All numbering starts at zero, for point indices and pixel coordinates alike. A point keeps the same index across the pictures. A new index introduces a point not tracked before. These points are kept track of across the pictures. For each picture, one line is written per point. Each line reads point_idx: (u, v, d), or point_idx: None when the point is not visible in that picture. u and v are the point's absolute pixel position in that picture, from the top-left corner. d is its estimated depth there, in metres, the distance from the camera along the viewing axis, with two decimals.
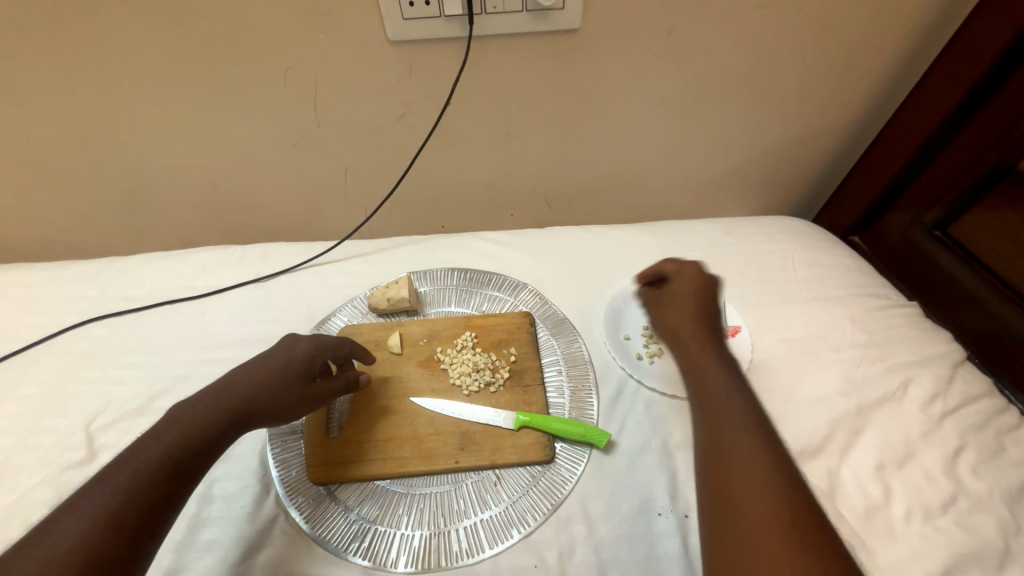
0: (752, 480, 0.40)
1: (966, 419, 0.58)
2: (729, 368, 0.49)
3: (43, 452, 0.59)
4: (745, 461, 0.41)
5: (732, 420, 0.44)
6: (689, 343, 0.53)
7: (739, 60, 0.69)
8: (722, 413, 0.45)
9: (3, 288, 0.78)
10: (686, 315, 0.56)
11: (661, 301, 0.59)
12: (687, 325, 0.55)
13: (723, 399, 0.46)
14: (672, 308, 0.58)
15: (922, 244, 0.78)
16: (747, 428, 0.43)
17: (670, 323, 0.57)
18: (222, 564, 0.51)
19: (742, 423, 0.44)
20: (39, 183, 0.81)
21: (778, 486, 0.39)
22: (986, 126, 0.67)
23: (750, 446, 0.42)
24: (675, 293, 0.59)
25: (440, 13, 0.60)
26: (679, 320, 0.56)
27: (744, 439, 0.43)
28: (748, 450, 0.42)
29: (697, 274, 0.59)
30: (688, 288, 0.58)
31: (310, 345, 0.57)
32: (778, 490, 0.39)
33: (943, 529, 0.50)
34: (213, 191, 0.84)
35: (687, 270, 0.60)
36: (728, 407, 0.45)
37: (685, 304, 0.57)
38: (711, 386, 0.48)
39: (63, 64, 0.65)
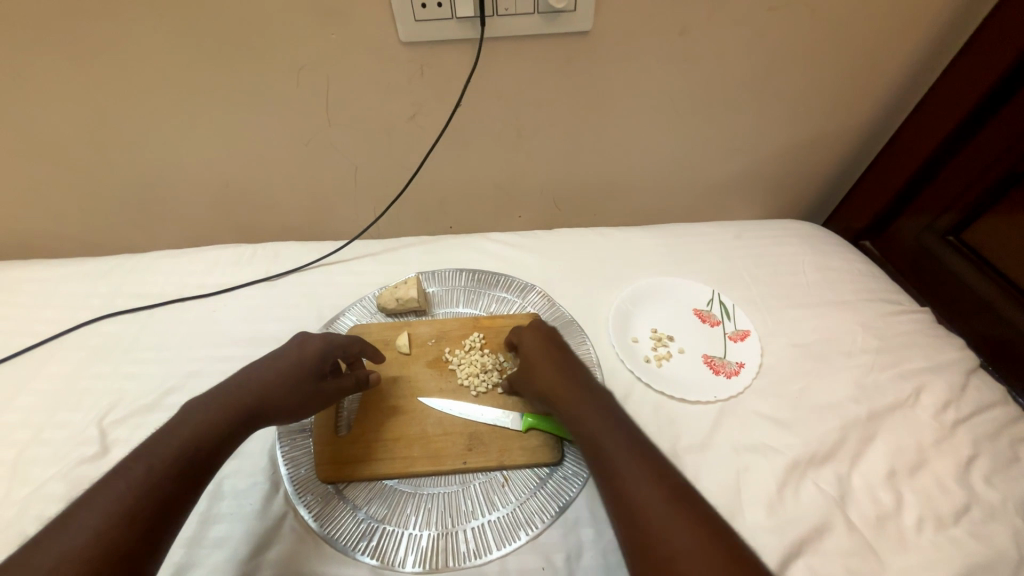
0: (662, 521, 0.42)
1: (979, 428, 0.58)
2: (605, 411, 0.51)
3: (57, 446, 0.60)
4: (651, 504, 0.43)
5: (628, 467, 0.46)
6: (562, 397, 0.54)
7: (751, 62, 0.69)
8: (614, 463, 0.47)
9: (19, 284, 0.80)
10: (547, 371, 0.57)
11: (526, 362, 0.59)
12: (553, 380, 0.56)
13: (610, 446, 0.48)
14: (533, 365, 0.58)
15: (934, 248, 0.77)
16: (642, 470, 0.45)
17: (535, 381, 0.57)
18: (232, 560, 0.51)
19: (636, 466, 0.46)
20: (55, 180, 0.82)
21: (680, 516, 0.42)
22: (995, 135, 0.67)
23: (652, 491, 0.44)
24: (529, 349, 0.60)
25: (452, 15, 0.61)
26: (542, 376, 0.57)
27: (642, 484, 0.44)
28: (649, 495, 0.43)
29: (537, 332, 0.62)
30: (540, 344, 0.60)
31: (321, 343, 0.57)
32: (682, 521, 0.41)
33: (956, 538, 0.50)
34: (225, 190, 0.85)
35: (524, 336, 0.62)
36: (618, 453, 0.47)
37: (541, 359, 0.58)
38: (595, 435, 0.49)
39: (81, 63, 0.65)
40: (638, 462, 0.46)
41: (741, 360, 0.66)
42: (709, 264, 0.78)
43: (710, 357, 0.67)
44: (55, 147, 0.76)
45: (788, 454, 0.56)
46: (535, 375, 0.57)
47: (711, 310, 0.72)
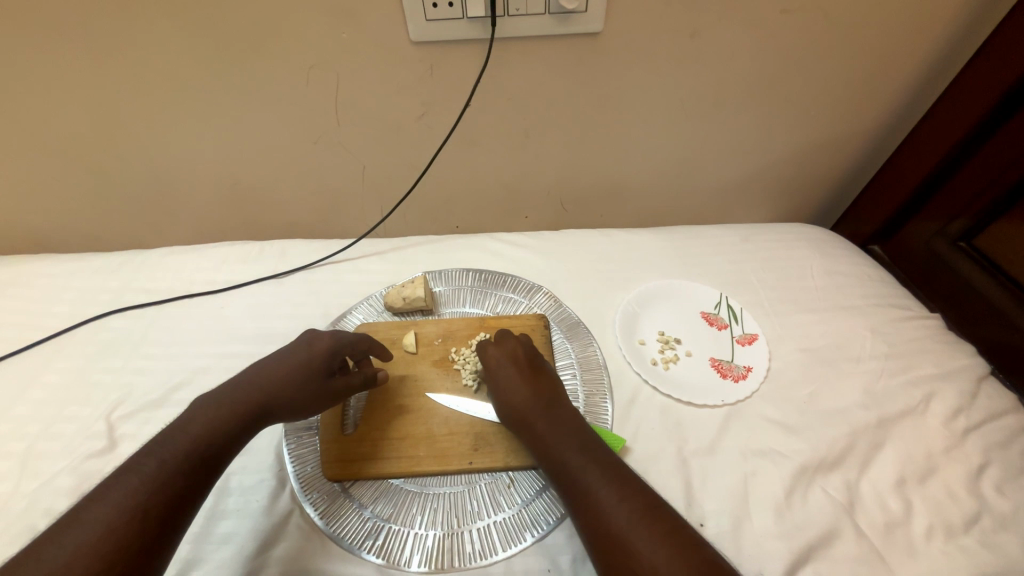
0: (644, 554, 0.42)
1: (990, 436, 0.57)
2: (577, 439, 0.52)
3: (66, 440, 0.60)
4: (631, 536, 0.43)
5: (604, 494, 0.46)
6: (531, 422, 0.54)
7: (763, 65, 0.68)
8: (591, 494, 0.47)
9: (30, 278, 0.80)
10: (516, 389, 0.57)
11: (494, 380, 0.59)
12: (523, 401, 0.55)
13: (584, 476, 0.48)
14: (502, 384, 0.58)
15: (944, 254, 0.77)
16: (619, 498, 0.46)
17: (503, 400, 0.57)
18: (238, 556, 0.51)
19: (614, 496, 0.46)
20: (66, 175, 0.82)
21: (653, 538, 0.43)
22: (998, 152, 0.68)
23: (632, 525, 0.44)
24: (497, 366, 0.60)
25: (463, 15, 0.61)
26: (511, 398, 0.56)
27: (621, 515, 0.44)
28: (628, 525, 0.44)
29: (508, 345, 0.61)
30: (510, 361, 0.60)
31: (330, 341, 0.57)
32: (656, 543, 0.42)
33: (966, 548, 0.49)
34: (233, 187, 0.85)
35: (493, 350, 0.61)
36: (593, 484, 0.47)
37: (510, 378, 0.58)
38: (569, 463, 0.50)
39: (94, 60, 0.66)
40: (613, 491, 0.46)
41: (748, 364, 0.66)
42: (717, 268, 0.78)
43: (717, 360, 0.67)
44: (67, 143, 0.77)
45: (796, 460, 0.56)
46: (505, 394, 0.57)
47: (719, 313, 0.72)
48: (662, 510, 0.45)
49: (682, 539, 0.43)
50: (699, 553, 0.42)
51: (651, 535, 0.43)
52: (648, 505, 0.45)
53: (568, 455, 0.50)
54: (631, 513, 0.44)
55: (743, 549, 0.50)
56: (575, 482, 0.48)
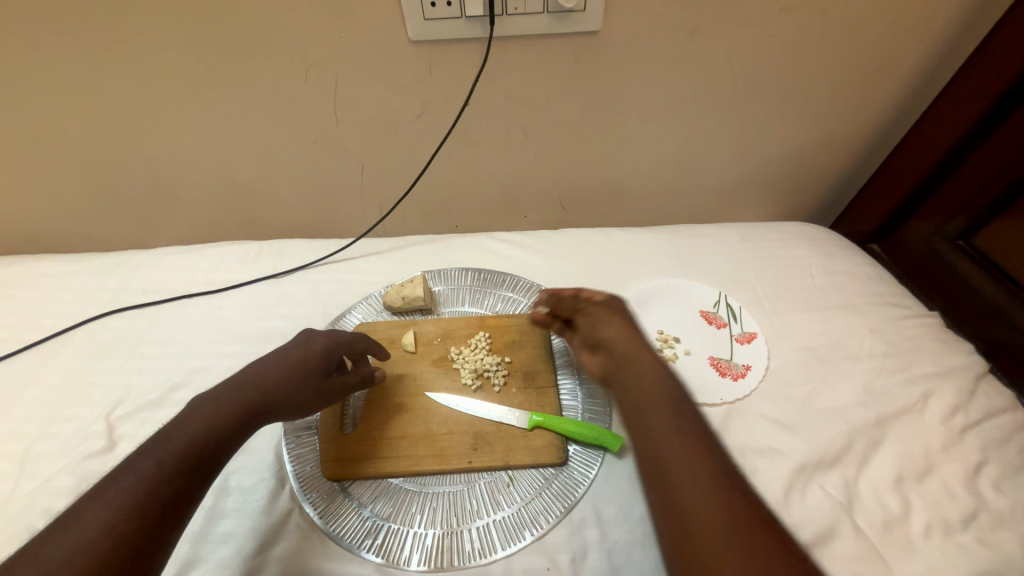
0: (691, 481, 0.43)
1: (987, 434, 0.57)
2: (664, 397, 0.50)
3: (64, 440, 0.60)
4: (684, 464, 0.44)
5: (664, 422, 0.47)
6: (628, 357, 0.55)
7: (761, 64, 0.68)
8: (657, 432, 0.47)
9: (28, 278, 0.80)
10: (622, 331, 0.57)
11: (601, 314, 0.59)
12: (626, 341, 0.56)
13: (652, 405, 0.49)
14: (606, 323, 0.58)
15: (943, 253, 0.77)
16: (680, 429, 0.46)
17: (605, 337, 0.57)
18: (237, 556, 0.51)
19: (674, 426, 0.47)
20: (63, 174, 0.82)
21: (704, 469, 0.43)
22: (998, 150, 0.68)
23: (704, 492, 0.42)
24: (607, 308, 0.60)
25: (461, 14, 0.61)
26: (614, 336, 0.57)
27: (678, 443, 0.45)
28: (683, 453, 0.45)
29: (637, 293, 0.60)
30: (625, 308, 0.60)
31: (328, 340, 0.57)
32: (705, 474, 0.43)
33: (964, 545, 0.49)
34: (232, 187, 0.85)
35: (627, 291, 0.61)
36: (660, 414, 0.48)
37: (615, 321, 0.58)
38: (646, 400, 0.50)
39: (91, 59, 0.66)
40: (676, 422, 0.47)
41: (747, 363, 0.66)
42: (716, 266, 0.78)
43: (716, 359, 0.67)
44: (66, 143, 0.77)
45: (796, 458, 0.56)
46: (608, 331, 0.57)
47: (717, 312, 0.72)
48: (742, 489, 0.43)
49: (754, 518, 0.40)
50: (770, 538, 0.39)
51: (720, 508, 0.41)
52: (726, 479, 0.43)
53: (653, 412, 0.49)
54: (705, 482, 0.42)
55: None
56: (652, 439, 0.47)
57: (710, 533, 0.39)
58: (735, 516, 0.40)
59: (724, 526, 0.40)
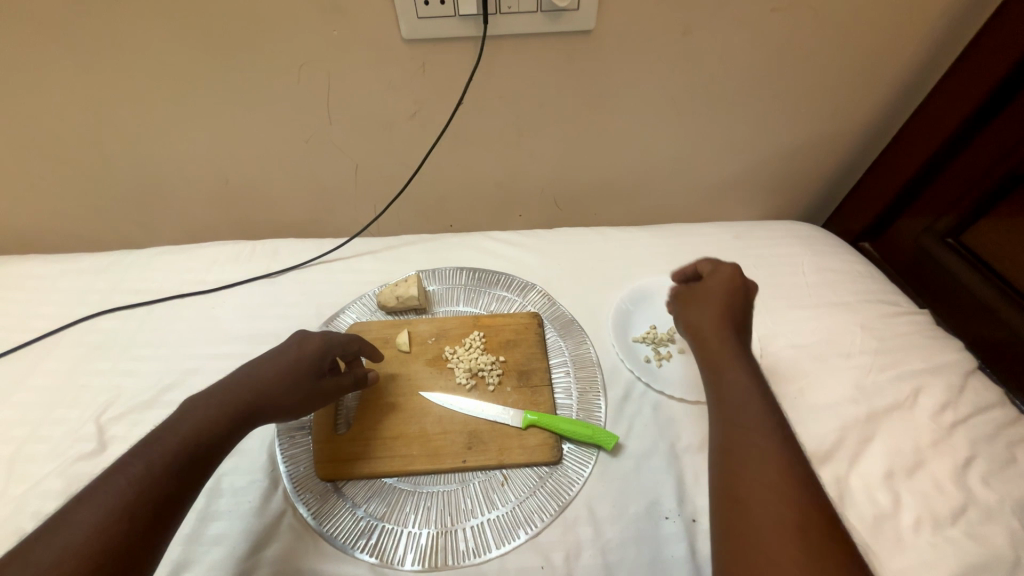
0: (759, 450, 0.45)
1: (976, 429, 0.58)
2: (761, 397, 0.50)
3: (55, 442, 0.60)
4: (756, 435, 0.46)
5: (746, 401, 0.50)
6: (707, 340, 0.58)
7: (754, 63, 0.69)
8: (737, 407, 0.50)
9: (17, 279, 0.79)
10: (713, 318, 0.59)
11: (695, 299, 0.63)
12: (715, 329, 0.58)
13: (736, 383, 0.52)
14: (701, 312, 0.61)
15: (933, 251, 0.78)
16: (761, 407, 0.49)
17: (695, 327, 0.60)
18: (230, 557, 0.51)
19: (756, 405, 0.49)
20: (52, 173, 0.81)
21: (772, 442, 0.46)
22: (986, 151, 0.69)
23: (772, 484, 0.42)
24: (702, 296, 0.63)
25: (454, 12, 0.60)
26: (708, 325, 0.59)
27: (756, 417, 0.48)
28: (756, 426, 0.47)
29: (731, 274, 0.62)
30: (719, 294, 0.61)
31: (320, 341, 0.57)
32: (771, 446, 0.45)
33: (953, 539, 0.50)
34: (224, 186, 0.84)
35: (721, 272, 0.62)
36: (743, 395, 0.51)
37: (711, 309, 0.60)
38: (731, 382, 0.53)
39: (79, 57, 0.65)
40: (757, 400, 0.50)
41: None
42: None
43: None
44: (55, 143, 0.76)
45: None
46: (698, 320, 0.60)
47: None
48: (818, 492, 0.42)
49: (822, 521, 0.40)
50: (829, 542, 0.39)
51: (784, 501, 0.41)
52: (803, 481, 0.43)
53: (742, 405, 0.50)
54: (778, 479, 0.43)
55: None
56: (735, 429, 0.48)
57: (771, 508, 0.41)
58: (800, 514, 0.40)
59: (784, 519, 0.40)
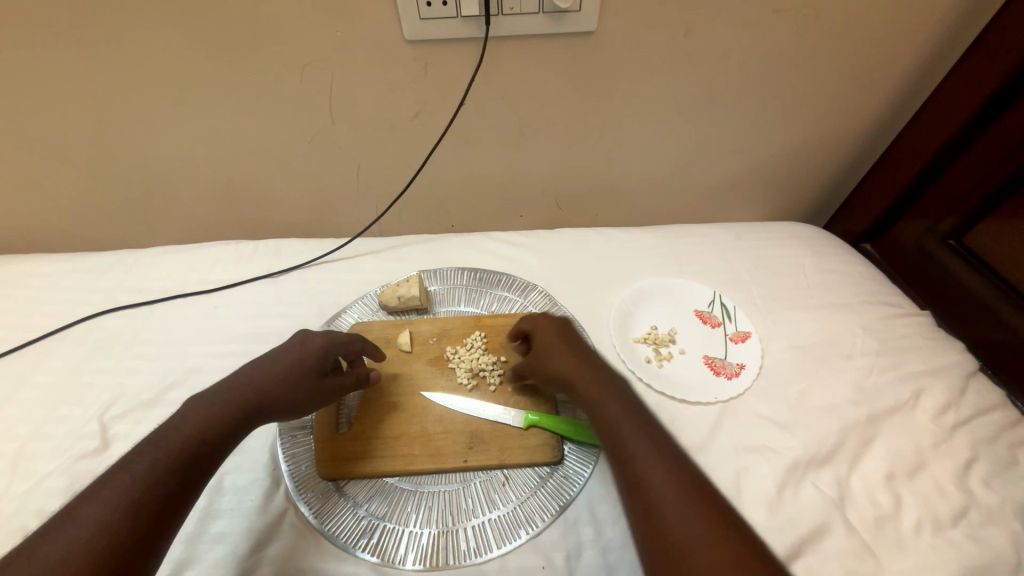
0: (658, 480, 0.44)
1: (977, 431, 0.58)
2: (636, 420, 0.49)
3: (58, 440, 0.60)
4: (653, 467, 0.45)
5: (629, 430, 0.48)
6: (575, 390, 0.54)
7: (755, 64, 0.69)
8: (624, 441, 0.48)
9: (21, 278, 0.79)
10: (565, 356, 0.57)
11: (541, 352, 0.59)
12: (570, 367, 0.55)
13: (613, 418, 0.50)
14: (552, 352, 0.58)
15: (935, 252, 0.77)
16: (641, 433, 0.48)
17: (551, 370, 0.57)
18: (232, 556, 0.51)
19: (638, 432, 0.48)
20: (55, 173, 0.81)
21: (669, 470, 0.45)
22: (986, 155, 0.69)
23: (694, 518, 0.41)
24: (544, 336, 0.60)
25: (457, 13, 0.61)
26: (561, 364, 0.56)
27: (644, 447, 0.46)
28: (649, 458, 0.46)
29: (547, 321, 0.62)
30: (556, 333, 0.59)
31: (323, 341, 0.57)
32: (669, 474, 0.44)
33: (954, 541, 0.50)
34: (227, 186, 0.85)
35: (543, 324, 0.61)
36: (628, 427, 0.48)
37: (557, 347, 0.58)
38: (608, 419, 0.50)
39: (83, 57, 0.65)
40: (637, 428, 0.48)
41: (741, 362, 0.66)
42: (711, 265, 0.78)
43: (711, 358, 0.67)
44: (59, 142, 0.76)
45: (788, 456, 0.56)
46: (552, 363, 0.57)
47: (712, 311, 0.73)
48: (730, 511, 0.42)
49: (742, 539, 0.40)
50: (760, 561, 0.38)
51: (712, 534, 0.40)
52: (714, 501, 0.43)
53: (627, 438, 0.48)
54: (692, 511, 0.41)
55: None
56: (634, 466, 0.46)
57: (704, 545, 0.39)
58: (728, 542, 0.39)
59: (720, 555, 0.39)
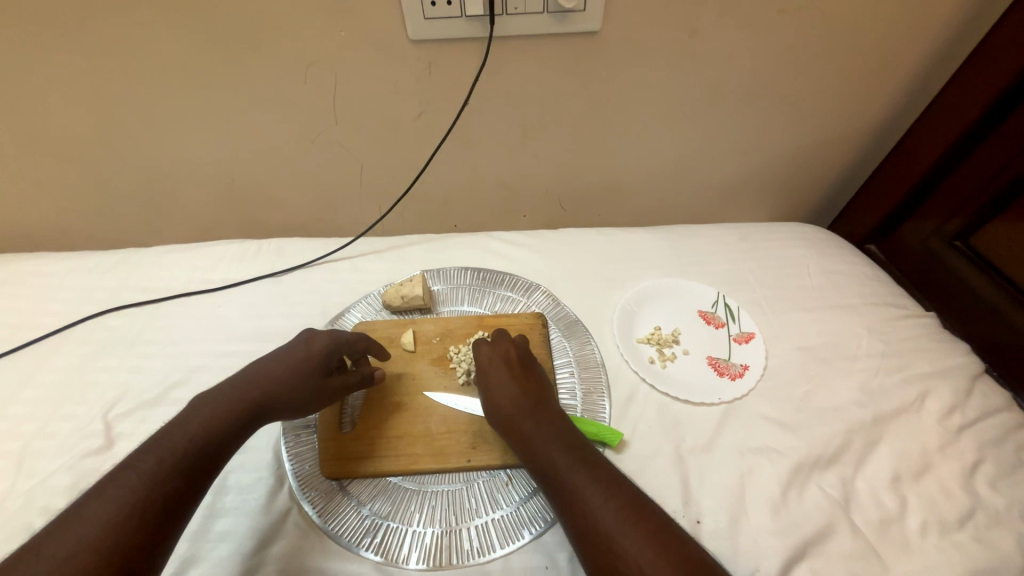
0: (599, 511, 0.45)
1: (984, 433, 0.58)
2: (574, 453, 0.50)
3: (63, 438, 0.60)
4: (594, 499, 0.46)
5: (568, 464, 0.49)
6: (516, 424, 0.54)
7: (759, 64, 0.69)
8: (564, 475, 0.48)
9: (26, 277, 0.80)
10: (508, 388, 0.57)
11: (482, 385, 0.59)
12: (512, 401, 0.56)
13: (551, 453, 0.50)
14: (494, 384, 0.58)
15: (940, 253, 0.77)
16: (580, 464, 0.49)
17: (492, 404, 0.57)
18: (235, 554, 0.51)
19: (576, 463, 0.49)
20: (61, 172, 0.82)
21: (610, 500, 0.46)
22: (988, 159, 0.69)
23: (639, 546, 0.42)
24: (487, 366, 0.60)
25: (461, 14, 0.61)
26: (500, 398, 0.56)
27: (583, 480, 0.47)
28: (588, 490, 0.47)
29: (491, 348, 0.61)
30: (494, 363, 0.60)
31: (328, 340, 0.57)
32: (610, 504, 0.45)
33: (960, 544, 0.50)
34: (231, 186, 0.85)
35: (485, 354, 0.61)
36: (566, 460, 0.49)
37: (501, 377, 0.58)
38: (546, 455, 0.51)
39: (88, 57, 0.65)
40: (575, 460, 0.49)
41: (745, 363, 0.66)
42: (715, 266, 0.78)
43: (715, 359, 0.67)
44: (64, 142, 0.77)
45: (792, 457, 0.56)
46: (495, 396, 0.57)
47: (716, 311, 0.72)
48: (671, 533, 0.43)
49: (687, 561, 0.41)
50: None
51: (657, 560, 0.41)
52: (656, 525, 0.44)
53: (568, 472, 0.48)
54: (636, 539, 0.42)
55: (738, 546, 0.50)
56: (574, 500, 0.46)
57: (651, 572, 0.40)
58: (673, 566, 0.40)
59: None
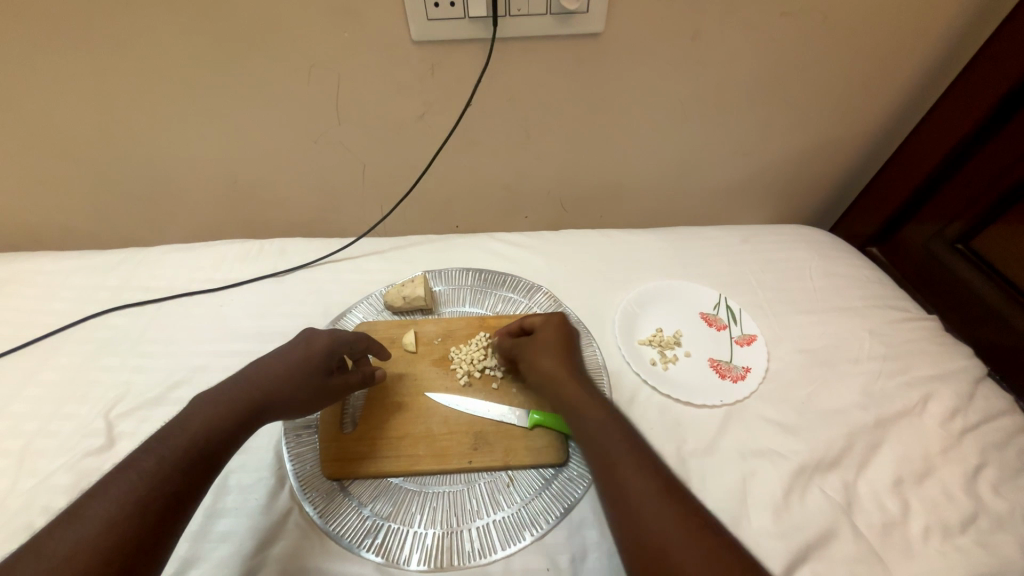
0: (633, 478, 0.46)
1: (987, 437, 0.57)
2: (610, 422, 0.51)
3: (64, 437, 0.60)
4: (629, 467, 0.46)
5: (604, 432, 0.50)
6: (560, 384, 0.55)
7: (762, 66, 0.69)
8: (600, 441, 0.49)
9: (27, 276, 0.80)
10: (554, 359, 0.58)
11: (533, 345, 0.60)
12: (558, 370, 0.57)
13: (589, 419, 0.51)
14: (548, 346, 0.59)
15: (943, 256, 0.77)
16: (617, 433, 0.50)
17: (539, 362, 0.58)
18: (235, 555, 0.51)
19: (613, 432, 0.50)
20: (63, 170, 0.82)
21: (642, 469, 0.46)
22: (992, 160, 0.69)
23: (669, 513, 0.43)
24: (544, 330, 0.62)
25: (464, 15, 0.61)
26: (551, 359, 0.58)
27: (619, 447, 0.48)
28: (623, 456, 0.47)
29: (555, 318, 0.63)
30: (551, 331, 0.61)
31: (328, 340, 0.57)
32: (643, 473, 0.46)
33: (963, 547, 0.49)
34: (234, 186, 0.85)
35: (545, 318, 0.63)
36: (604, 427, 0.50)
37: (557, 343, 0.60)
38: (584, 420, 0.51)
39: (92, 57, 0.66)
40: (612, 428, 0.50)
41: (747, 365, 0.66)
42: (716, 268, 0.78)
43: (716, 361, 0.67)
44: (66, 141, 0.77)
45: (794, 459, 0.56)
46: (550, 357, 0.58)
47: (718, 313, 0.72)
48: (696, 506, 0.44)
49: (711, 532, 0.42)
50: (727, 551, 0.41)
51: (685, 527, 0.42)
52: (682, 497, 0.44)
53: (604, 440, 0.49)
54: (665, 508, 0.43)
55: None
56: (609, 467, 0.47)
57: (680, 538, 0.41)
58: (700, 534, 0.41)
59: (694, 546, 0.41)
